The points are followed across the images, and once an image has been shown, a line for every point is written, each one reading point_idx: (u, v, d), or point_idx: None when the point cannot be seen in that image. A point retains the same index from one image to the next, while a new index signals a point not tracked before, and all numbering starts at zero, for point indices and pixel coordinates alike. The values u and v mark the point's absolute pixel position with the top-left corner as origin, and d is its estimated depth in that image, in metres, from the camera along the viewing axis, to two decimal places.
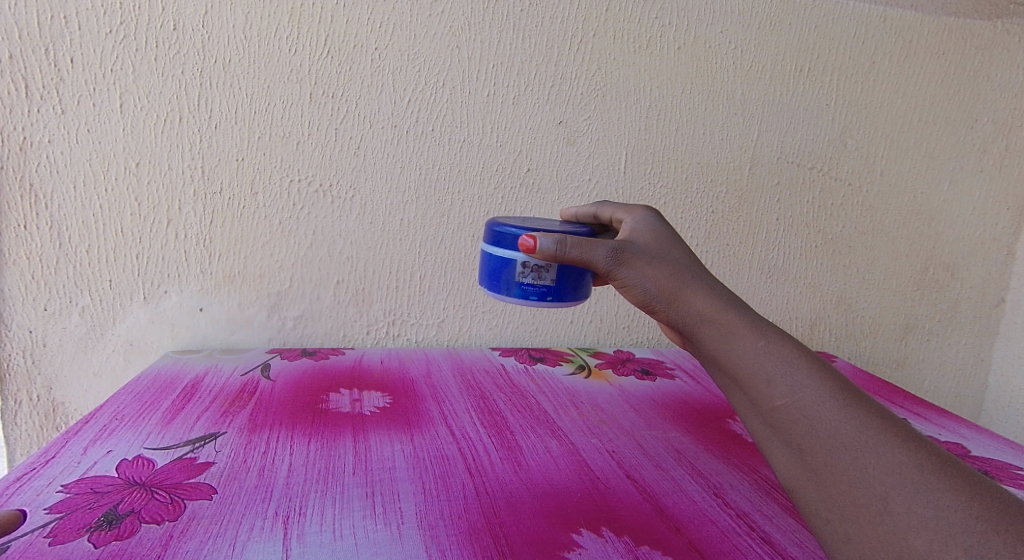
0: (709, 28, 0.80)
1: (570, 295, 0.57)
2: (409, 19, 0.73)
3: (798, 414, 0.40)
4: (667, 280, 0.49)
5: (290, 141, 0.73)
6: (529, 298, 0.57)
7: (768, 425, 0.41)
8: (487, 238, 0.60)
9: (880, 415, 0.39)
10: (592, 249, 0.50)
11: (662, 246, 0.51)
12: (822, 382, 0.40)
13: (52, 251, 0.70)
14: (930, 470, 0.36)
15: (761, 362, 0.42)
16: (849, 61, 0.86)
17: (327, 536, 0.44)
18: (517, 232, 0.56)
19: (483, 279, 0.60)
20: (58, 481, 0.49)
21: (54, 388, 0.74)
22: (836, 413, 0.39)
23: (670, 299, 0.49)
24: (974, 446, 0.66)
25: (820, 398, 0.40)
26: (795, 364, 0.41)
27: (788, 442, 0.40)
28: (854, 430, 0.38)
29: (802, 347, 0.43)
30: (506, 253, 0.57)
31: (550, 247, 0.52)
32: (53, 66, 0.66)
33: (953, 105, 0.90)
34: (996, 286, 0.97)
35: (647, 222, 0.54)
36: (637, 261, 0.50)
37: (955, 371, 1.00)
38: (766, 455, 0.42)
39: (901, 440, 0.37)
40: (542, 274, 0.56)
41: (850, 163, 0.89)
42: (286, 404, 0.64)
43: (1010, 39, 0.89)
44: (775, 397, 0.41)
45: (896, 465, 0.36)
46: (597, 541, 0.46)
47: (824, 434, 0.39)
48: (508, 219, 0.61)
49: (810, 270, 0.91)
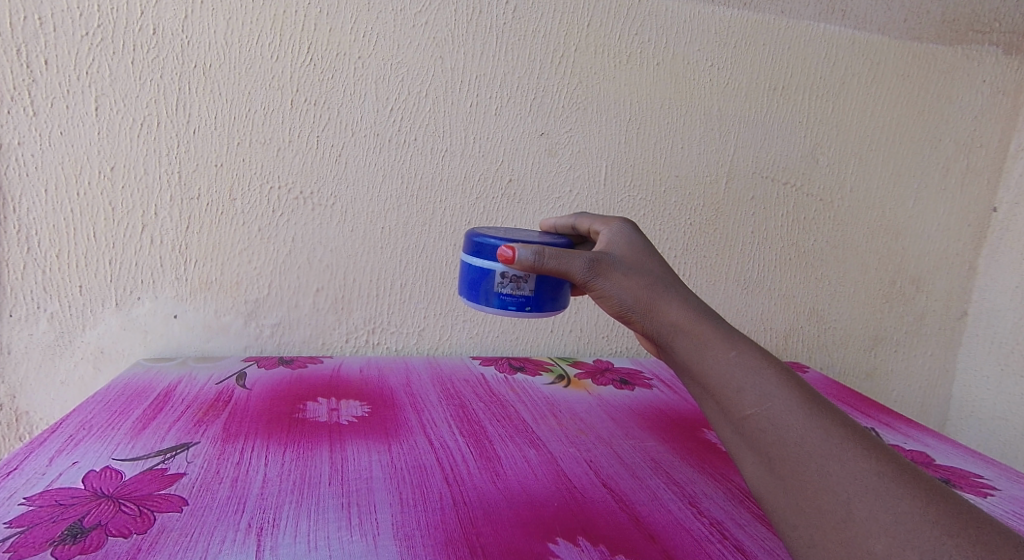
0: (687, 46, 0.82)
1: (548, 305, 0.58)
2: (393, 28, 0.73)
3: (766, 423, 0.41)
4: (642, 290, 0.49)
5: (271, 148, 0.73)
6: (507, 308, 0.57)
7: (738, 433, 0.42)
8: (466, 249, 0.60)
9: (844, 423, 0.40)
10: (569, 260, 0.51)
11: (638, 258, 0.52)
12: (789, 391, 0.41)
13: (20, 257, 0.69)
14: (890, 477, 0.37)
15: (732, 372, 0.43)
16: (821, 80, 0.89)
17: (301, 548, 0.44)
18: (495, 243, 0.57)
19: (461, 289, 0.60)
20: (20, 493, 0.47)
21: (18, 396, 0.72)
22: (802, 421, 0.40)
23: (645, 310, 0.49)
24: (938, 454, 0.68)
25: (788, 407, 0.41)
26: (763, 373, 0.42)
27: (757, 451, 0.41)
28: (819, 439, 0.39)
29: (770, 358, 0.43)
30: (486, 264, 0.57)
31: (529, 257, 0.52)
32: (25, 67, 0.65)
33: (918, 126, 0.94)
34: (959, 299, 1.01)
35: (623, 235, 0.55)
36: (613, 273, 0.50)
37: (923, 381, 1.03)
38: (736, 463, 0.43)
39: (863, 448, 0.39)
40: (520, 284, 0.56)
41: (821, 179, 0.92)
42: (262, 413, 0.63)
43: (970, 64, 0.93)
44: (745, 407, 0.42)
45: (858, 472, 0.37)
46: (573, 549, 0.47)
47: (792, 442, 0.39)
48: (487, 230, 0.61)
49: (784, 282, 0.93)
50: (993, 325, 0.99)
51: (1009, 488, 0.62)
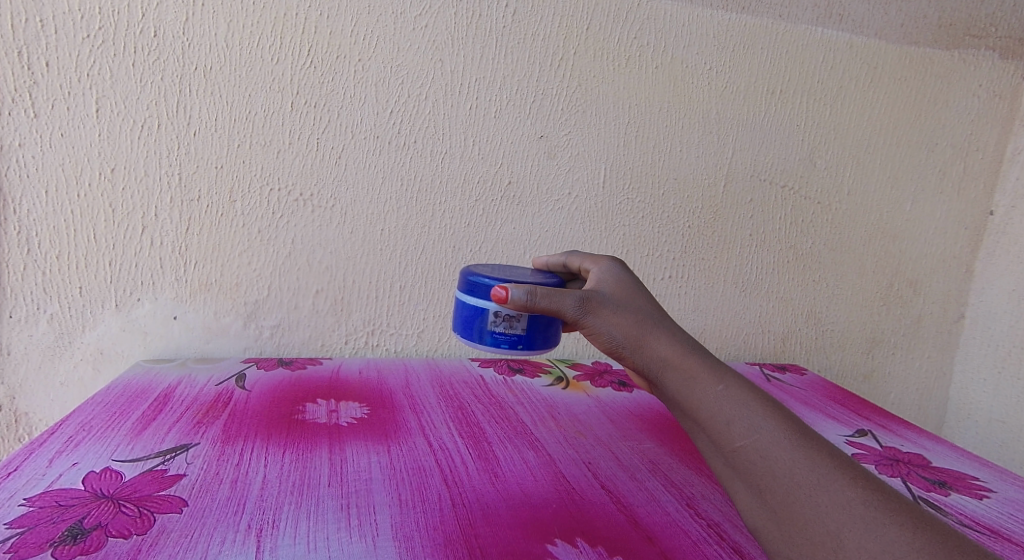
0: (685, 50, 0.83)
1: (540, 342, 0.57)
2: (393, 32, 0.73)
3: (756, 454, 0.42)
4: (631, 327, 0.50)
5: (271, 150, 0.73)
6: (500, 346, 0.57)
7: (729, 466, 0.44)
8: (461, 287, 0.60)
9: (830, 452, 0.42)
10: (560, 298, 0.51)
11: (627, 294, 0.52)
12: (774, 423, 0.43)
13: (20, 258, 0.69)
14: (876, 506, 0.38)
15: (720, 406, 0.44)
16: (819, 84, 0.89)
17: (300, 549, 0.44)
18: (490, 282, 0.57)
19: (456, 326, 0.60)
20: (21, 494, 0.47)
21: (17, 397, 0.72)
22: (789, 452, 0.41)
23: (635, 346, 0.50)
24: (935, 457, 0.68)
25: (775, 438, 0.42)
26: (750, 406, 0.44)
27: (748, 483, 0.42)
28: (806, 469, 0.41)
29: (756, 389, 0.45)
30: (480, 302, 0.57)
31: (522, 297, 0.52)
32: (27, 70, 0.65)
33: (915, 129, 0.94)
34: (957, 302, 1.02)
35: (612, 273, 0.55)
36: (603, 309, 0.51)
37: (920, 385, 1.04)
38: (730, 495, 0.44)
39: (849, 477, 0.40)
40: (513, 323, 0.56)
41: (820, 182, 0.92)
42: (260, 414, 0.63)
43: (966, 68, 0.94)
44: (734, 438, 0.43)
45: (846, 502, 0.39)
46: (571, 551, 0.47)
47: (780, 473, 0.41)
48: (480, 268, 0.62)
49: (782, 285, 0.93)
50: (989, 328, 0.99)
51: (1006, 490, 0.62)
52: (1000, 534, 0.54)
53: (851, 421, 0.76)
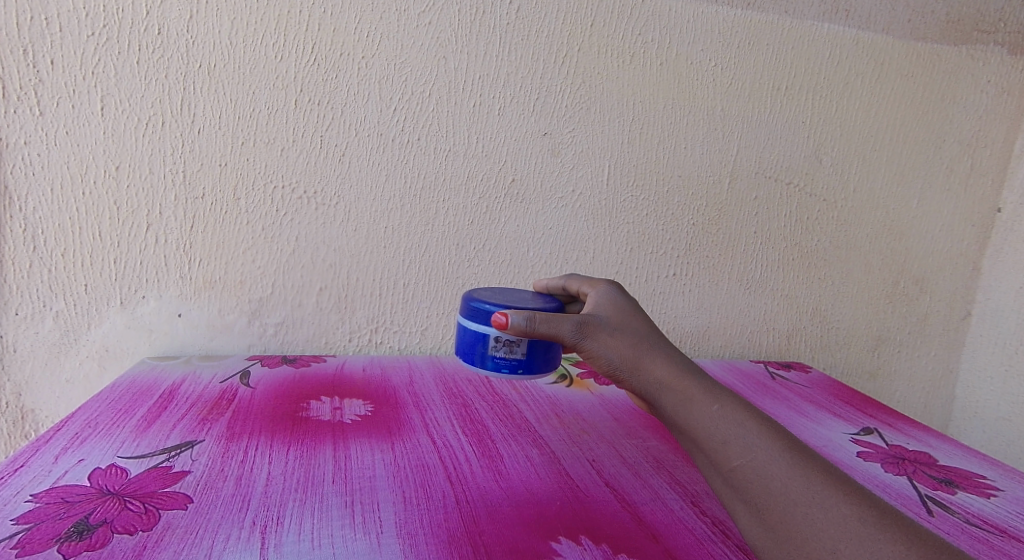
0: (690, 46, 0.82)
1: (540, 366, 0.57)
2: (397, 28, 0.73)
3: (753, 474, 0.43)
4: (628, 350, 0.50)
5: (275, 147, 0.73)
6: (501, 370, 0.56)
7: (727, 484, 0.44)
8: (461, 311, 0.59)
9: (825, 470, 0.42)
10: (559, 323, 0.51)
11: (622, 317, 0.52)
12: (770, 441, 0.44)
13: (26, 255, 0.69)
14: (872, 522, 0.39)
15: (717, 425, 0.45)
16: (825, 80, 0.89)
17: (305, 545, 0.44)
18: (490, 308, 0.56)
19: (459, 352, 0.59)
20: (26, 490, 0.47)
21: (24, 394, 0.72)
22: (785, 469, 0.42)
23: (632, 368, 0.50)
24: (941, 455, 0.68)
25: (771, 457, 0.43)
26: (745, 425, 0.44)
27: (746, 500, 0.43)
28: (802, 486, 0.41)
29: (751, 408, 0.46)
30: (480, 328, 0.57)
31: (521, 323, 0.51)
32: (32, 67, 0.65)
33: (922, 125, 0.94)
34: (964, 301, 1.01)
35: (608, 296, 0.55)
36: (600, 333, 0.51)
37: (926, 383, 1.03)
38: (730, 513, 0.45)
39: (845, 493, 0.41)
40: (513, 348, 0.56)
41: (825, 179, 0.92)
42: (265, 411, 0.63)
43: (974, 63, 0.93)
44: (732, 457, 0.44)
45: (842, 519, 0.39)
46: (575, 549, 0.47)
47: (777, 491, 0.42)
48: (481, 292, 0.61)
49: (788, 282, 0.93)
50: (996, 327, 0.99)
51: (1011, 488, 0.62)
52: (1007, 533, 0.54)
53: (856, 419, 0.76)
